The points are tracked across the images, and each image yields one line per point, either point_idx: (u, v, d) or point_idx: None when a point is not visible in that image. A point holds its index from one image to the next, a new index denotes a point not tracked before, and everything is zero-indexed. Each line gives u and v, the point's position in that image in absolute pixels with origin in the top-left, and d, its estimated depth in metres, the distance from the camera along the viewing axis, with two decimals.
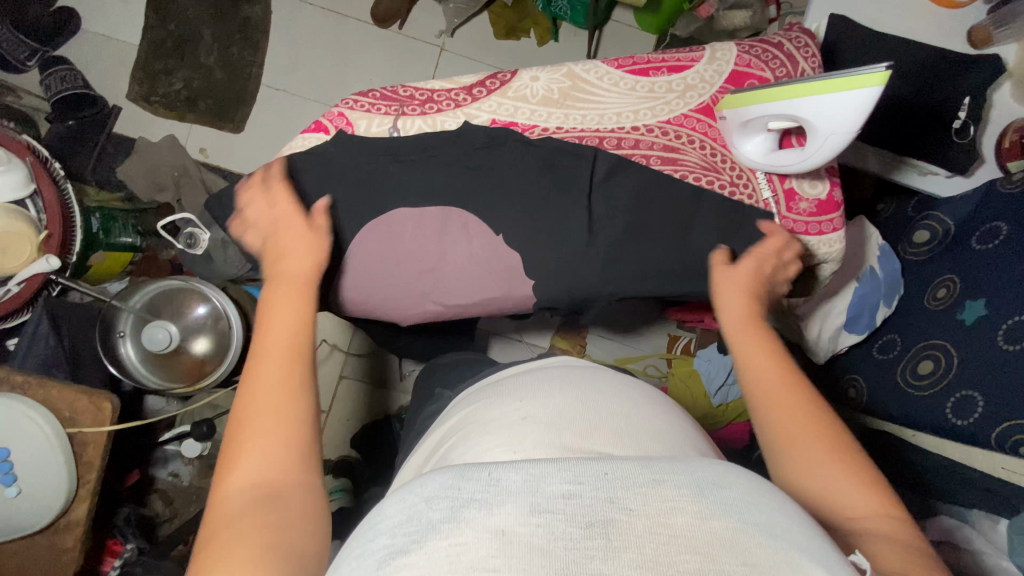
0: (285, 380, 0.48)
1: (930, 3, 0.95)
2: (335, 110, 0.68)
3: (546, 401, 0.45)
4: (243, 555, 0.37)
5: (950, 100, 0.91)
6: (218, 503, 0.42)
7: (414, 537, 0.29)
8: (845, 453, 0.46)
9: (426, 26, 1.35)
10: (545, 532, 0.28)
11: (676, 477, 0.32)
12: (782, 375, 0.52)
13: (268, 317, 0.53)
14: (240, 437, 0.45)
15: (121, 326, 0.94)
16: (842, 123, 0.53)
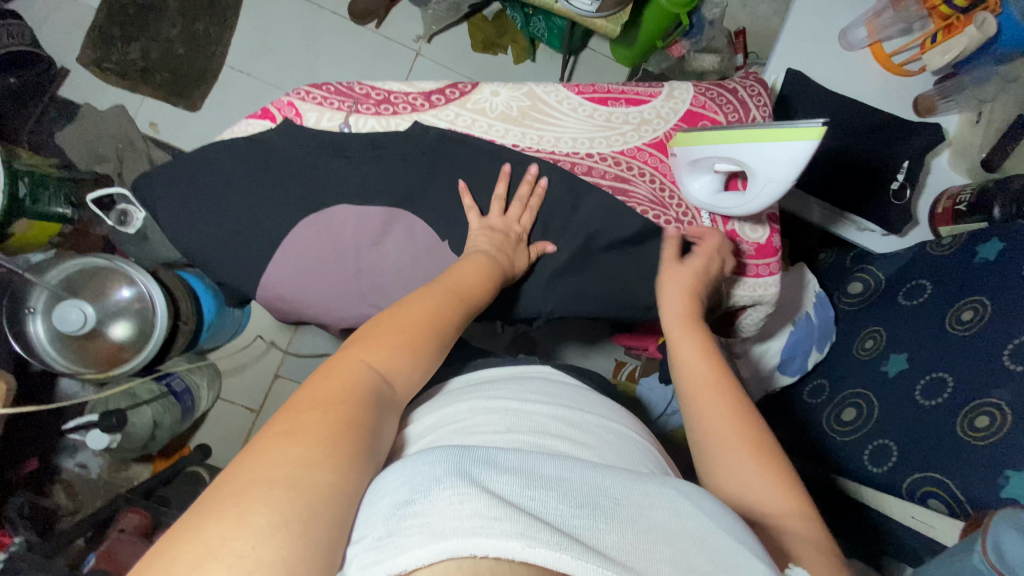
0: (443, 328, 0.51)
1: (883, 70, 1.01)
2: (285, 99, 0.65)
3: (529, 408, 0.51)
4: (331, 420, 0.39)
5: (890, 162, 0.96)
6: (346, 375, 0.43)
7: (417, 490, 0.34)
8: (761, 462, 0.49)
9: (404, 29, 1.34)
10: (539, 502, 0.34)
11: (656, 488, 0.39)
12: (715, 382, 0.55)
13: (453, 273, 0.56)
14: (392, 338, 0.47)
15: (32, 303, 0.86)
16: (778, 171, 0.55)
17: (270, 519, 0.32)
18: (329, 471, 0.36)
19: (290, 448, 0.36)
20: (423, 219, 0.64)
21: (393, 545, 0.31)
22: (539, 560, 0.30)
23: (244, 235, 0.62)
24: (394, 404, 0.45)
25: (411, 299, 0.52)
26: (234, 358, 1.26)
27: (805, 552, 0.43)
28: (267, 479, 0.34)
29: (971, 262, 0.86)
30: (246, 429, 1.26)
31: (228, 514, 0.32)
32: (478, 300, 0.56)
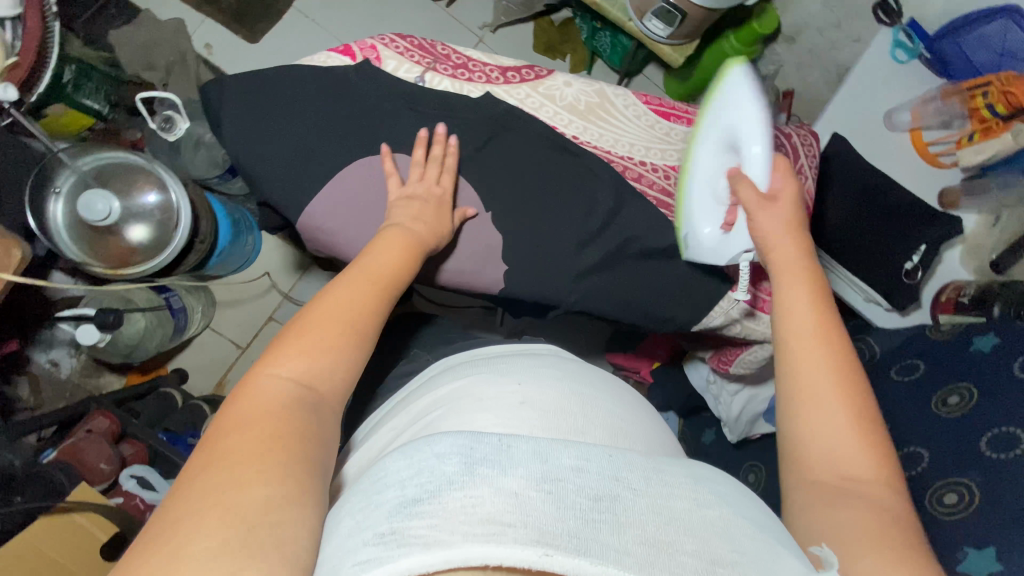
0: (365, 315, 0.49)
1: (918, 157, 1.06)
2: (369, 43, 0.67)
3: (540, 389, 0.52)
4: (263, 433, 0.38)
5: (911, 243, 0.98)
6: (258, 393, 0.41)
7: (427, 491, 0.34)
8: (864, 444, 0.47)
9: (472, 14, 1.37)
10: (556, 495, 0.34)
11: (674, 477, 0.39)
12: (827, 344, 0.52)
13: (371, 258, 0.53)
14: (302, 341, 0.44)
15: (58, 183, 0.87)
16: (734, 105, 0.57)
17: (206, 544, 0.31)
18: (262, 485, 0.35)
19: (217, 478, 0.34)
20: (473, 186, 0.66)
21: (401, 544, 0.31)
22: (557, 566, 0.30)
23: (300, 161, 0.62)
24: (322, 404, 0.43)
25: (331, 291, 0.49)
26: (233, 291, 1.26)
27: (896, 535, 0.41)
28: (195, 511, 0.33)
29: (966, 351, 0.89)
30: (230, 363, 1.25)
31: (156, 558, 0.30)
32: (397, 279, 0.53)
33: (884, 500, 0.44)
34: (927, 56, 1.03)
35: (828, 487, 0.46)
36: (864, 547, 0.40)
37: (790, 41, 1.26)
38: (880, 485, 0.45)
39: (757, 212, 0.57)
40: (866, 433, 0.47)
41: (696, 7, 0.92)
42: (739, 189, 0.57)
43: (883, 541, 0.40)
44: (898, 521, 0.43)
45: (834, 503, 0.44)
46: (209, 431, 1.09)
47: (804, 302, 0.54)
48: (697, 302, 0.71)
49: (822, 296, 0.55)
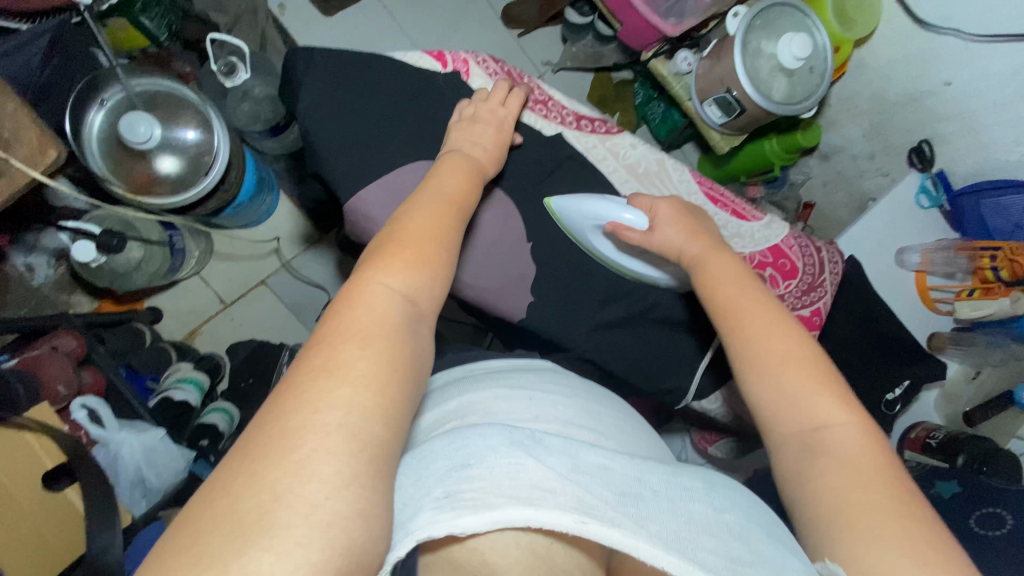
0: (443, 237, 0.50)
1: (919, 297, 1.12)
2: (461, 57, 0.70)
3: (552, 399, 0.54)
4: (359, 357, 0.40)
5: (893, 377, 1.02)
6: (366, 304, 0.43)
7: (472, 459, 0.40)
8: (824, 395, 0.50)
9: (539, 51, 1.41)
10: (582, 481, 0.40)
11: (693, 485, 0.45)
12: (762, 316, 0.54)
13: (440, 184, 0.54)
14: (402, 253, 0.47)
15: (106, 95, 0.85)
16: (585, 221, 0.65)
17: (332, 457, 0.35)
18: (370, 407, 0.38)
19: (332, 389, 0.38)
20: (523, 215, 0.69)
21: (459, 506, 0.37)
22: (590, 532, 0.37)
23: (366, 147, 0.63)
24: (422, 319, 0.46)
25: (410, 213, 0.50)
26: (233, 246, 1.23)
27: (880, 497, 0.45)
28: (315, 423, 0.36)
29: (928, 492, 0.93)
30: (209, 315, 1.22)
31: (286, 461, 0.35)
32: (466, 204, 0.54)
33: (861, 451, 0.48)
34: (949, 208, 1.11)
35: (800, 452, 0.49)
36: (854, 514, 0.44)
37: (824, 158, 1.31)
38: (853, 431, 0.49)
39: (653, 239, 0.61)
40: (827, 386, 0.51)
41: (756, 106, 0.97)
42: (660, 232, 0.61)
43: (874, 497, 0.45)
44: (883, 462, 0.47)
45: (822, 474, 0.47)
46: (170, 379, 1.06)
47: (738, 285, 0.56)
48: (688, 371, 0.76)
49: (746, 276, 0.58)
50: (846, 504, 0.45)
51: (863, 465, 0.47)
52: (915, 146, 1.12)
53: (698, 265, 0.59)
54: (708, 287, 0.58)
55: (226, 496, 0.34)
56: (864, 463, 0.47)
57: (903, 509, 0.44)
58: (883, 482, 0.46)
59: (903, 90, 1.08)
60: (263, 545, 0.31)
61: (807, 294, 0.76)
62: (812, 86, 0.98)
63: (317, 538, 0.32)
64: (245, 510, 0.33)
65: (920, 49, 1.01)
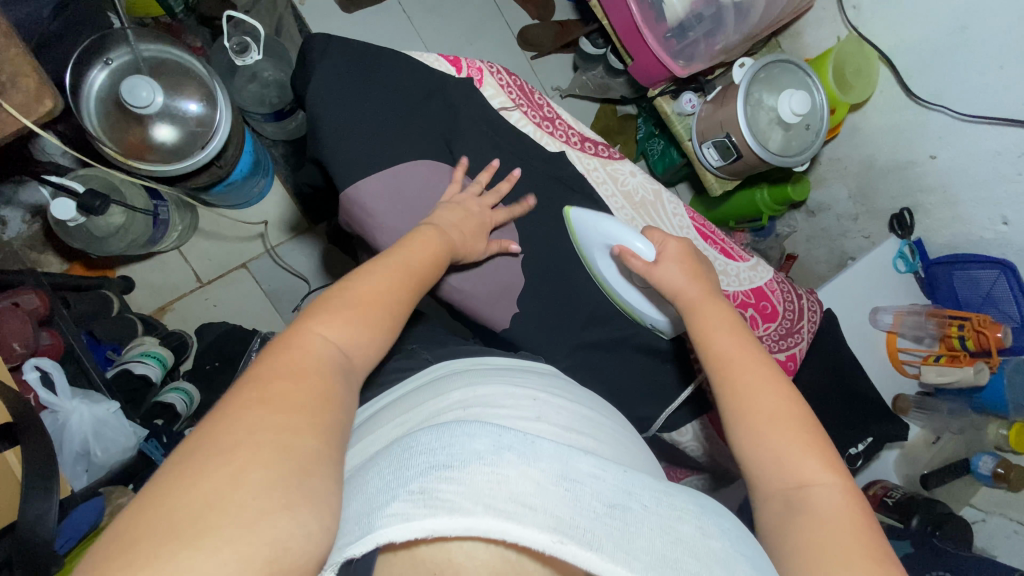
0: (397, 295, 0.52)
1: (891, 361, 1.14)
2: (478, 65, 0.72)
3: (557, 407, 0.52)
4: (288, 407, 0.40)
5: (858, 433, 1.03)
6: (299, 348, 0.45)
7: (456, 459, 0.38)
8: (799, 451, 0.52)
9: (550, 76, 1.44)
10: (574, 492, 0.38)
11: (683, 503, 0.43)
12: (754, 369, 0.56)
13: (407, 245, 0.56)
14: (344, 313, 0.49)
15: (112, 55, 0.84)
16: (602, 235, 0.65)
17: (262, 474, 0.36)
18: (310, 431, 0.40)
19: (272, 415, 0.39)
20: (518, 228, 0.70)
21: (432, 508, 0.36)
22: (567, 554, 0.35)
23: (371, 137, 0.63)
24: (356, 376, 0.47)
25: (364, 273, 0.53)
26: (219, 225, 1.21)
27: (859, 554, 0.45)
28: (247, 441, 0.37)
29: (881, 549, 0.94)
30: (182, 292, 1.19)
31: (212, 475, 0.35)
32: (424, 271, 0.55)
33: (841, 510, 0.48)
34: (922, 274, 1.16)
35: (783, 508, 0.50)
36: (828, 565, 0.45)
37: (809, 214, 1.36)
38: (836, 491, 0.50)
39: (655, 272, 0.62)
40: (801, 438, 0.52)
41: (753, 153, 1.00)
42: (665, 269, 0.62)
43: (849, 556, 0.45)
44: (857, 521, 0.48)
45: (806, 526, 0.47)
46: (131, 352, 1.02)
47: (728, 338, 0.58)
48: (663, 402, 0.76)
49: (740, 327, 0.60)
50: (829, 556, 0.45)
51: (843, 523, 0.47)
52: (896, 214, 1.16)
53: (697, 314, 0.60)
54: (705, 335, 0.59)
55: (147, 509, 0.34)
56: (846, 522, 0.48)
57: (876, 561, 0.45)
58: (855, 538, 0.46)
59: (891, 158, 1.13)
60: (187, 556, 0.32)
61: (785, 338, 0.77)
62: (806, 142, 1.02)
63: (252, 550, 0.33)
64: (174, 520, 0.33)
65: (911, 121, 1.06)
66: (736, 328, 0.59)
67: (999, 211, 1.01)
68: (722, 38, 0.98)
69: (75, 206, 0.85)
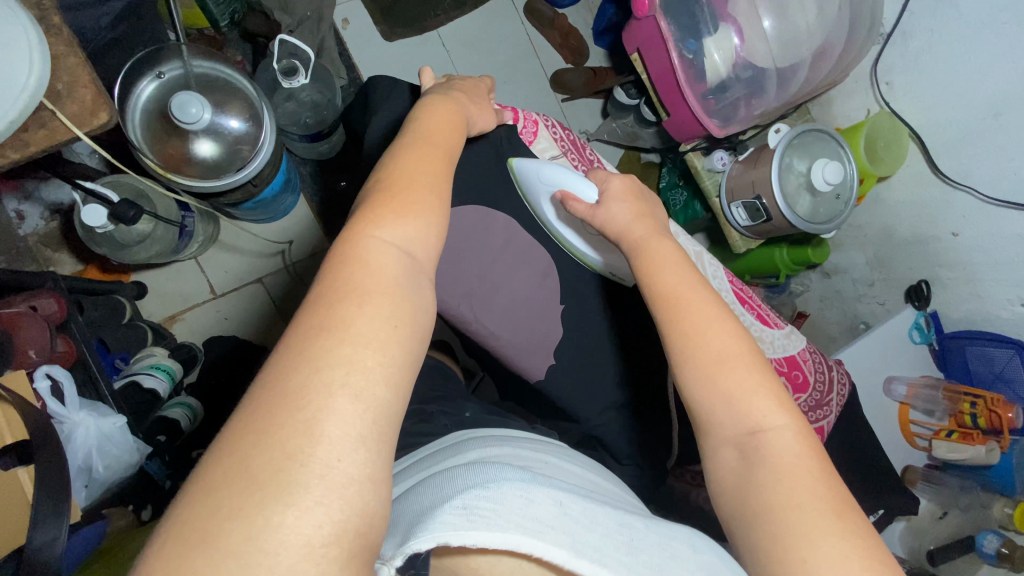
0: (438, 183, 0.49)
1: (902, 434, 1.15)
2: (534, 117, 0.74)
3: (589, 474, 0.53)
4: (354, 331, 0.39)
5: (869, 504, 1.03)
6: (359, 258, 0.43)
7: (490, 479, 0.37)
8: (754, 388, 0.50)
9: (579, 119, 1.47)
10: (594, 517, 0.38)
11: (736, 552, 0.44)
12: (695, 306, 0.53)
13: (425, 130, 0.53)
14: (393, 206, 0.46)
15: (164, 68, 0.84)
16: (546, 181, 0.65)
17: (343, 429, 0.36)
18: (375, 358, 0.39)
19: (344, 350, 0.38)
20: (561, 279, 0.70)
21: (471, 523, 0.35)
22: (583, 571, 0.34)
23: None
24: (421, 272, 0.45)
25: (401, 160, 0.49)
26: (240, 239, 1.20)
27: (809, 503, 0.45)
28: (326, 380, 0.37)
29: None
30: (195, 303, 1.17)
31: (295, 422, 0.35)
32: (452, 149, 0.53)
33: (796, 454, 0.48)
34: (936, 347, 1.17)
35: (736, 459, 0.49)
36: (788, 522, 0.44)
37: (824, 275, 1.37)
38: (788, 433, 0.49)
39: (600, 213, 0.61)
40: (747, 374, 0.51)
41: (782, 217, 1.02)
42: (614, 207, 0.61)
43: (805, 505, 0.45)
44: (814, 467, 0.47)
45: (761, 481, 0.47)
46: (140, 362, 1.01)
47: (676, 272, 0.56)
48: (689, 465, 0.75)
49: (688, 265, 0.57)
50: (781, 508, 0.45)
51: (796, 466, 0.47)
52: (913, 286, 1.18)
53: (643, 260, 0.57)
54: (648, 272, 0.56)
55: (234, 463, 0.34)
56: (801, 468, 0.47)
57: (832, 512, 0.44)
58: (813, 487, 0.46)
59: (912, 230, 1.15)
60: (280, 509, 0.32)
61: (814, 410, 0.77)
62: (835, 210, 1.03)
63: (327, 514, 0.33)
64: (255, 468, 0.34)
65: (934, 198, 1.09)
66: (679, 264, 0.56)
67: (1017, 294, 1.03)
68: (760, 105, 1.02)
69: (106, 214, 0.85)
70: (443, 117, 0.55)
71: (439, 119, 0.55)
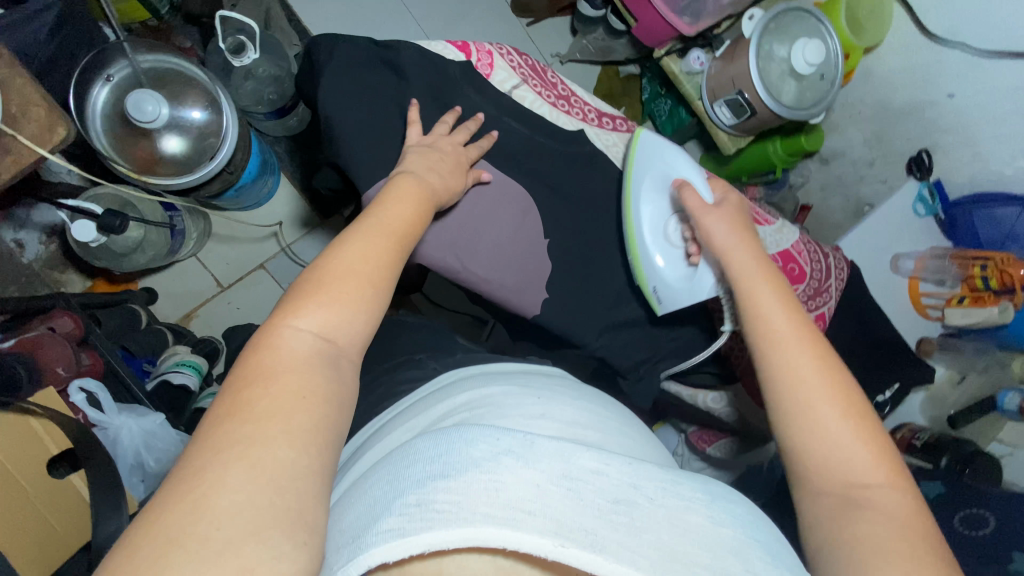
0: (375, 262, 0.47)
1: (915, 310, 1.17)
2: (486, 48, 0.72)
3: (563, 406, 0.48)
4: (265, 415, 0.37)
5: (884, 379, 1.05)
6: (273, 344, 0.41)
7: (453, 468, 0.35)
8: (858, 430, 0.49)
9: (548, 41, 1.40)
10: (574, 488, 0.34)
11: (690, 484, 0.38)
12: (805, 350, 0.53)
13: (385, 212, 0.51)
14: (324, 291, 0.44)
15: (112, 70, 0.83)
16: (664, 166, 0.69)
17: (232, 500, 0.33)
18: (282, 438, 0.37)
19: (246, 430, 0.36)
20: (540, 213, 0.71)
21: (427, 520, 0.32)
22: (570, 560, 0.31)
23: (390, 139, 0.63)
24: (343, 358, 0.43)
25: (349, 240, 0.48)
26: (233, 229, 1.21)
27: (900, 545, 0.43)
28: (219, 462, 0.34)
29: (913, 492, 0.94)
30: (205, 298, 1.20)
31: (184, 503, 0.32)
32: (413, 236, 0.52)
33: (899, 510, 0.46)
34: (942, 217, 1.13)
35: (832, 503, 0.47)
36: (875, 565, 0.42)
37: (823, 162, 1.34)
38: (888, 489, 0.47)
39: (706, 214, 0.64)
40: (849, 408, 0.50)
41: (767, 110, 0.98)
42: (715, 222, 0.63)
43: (895, 553, 0.42)
44: (922, 528, 0.45)
45: (858, 521, 0.45)
46: (165, 362, 1.05)
47: (783, 308, 0.55)
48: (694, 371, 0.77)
49: (793, 302, 0.57)
50: (871, 552, 0.43)
51: (896, 519, 0.45)
52: (914, 157, 1.13)
53: (751, 295, 0.57)
54: (751, 305, 0.57)
55: (131, 537, 0.31)
56: (900, 524, 0.45)
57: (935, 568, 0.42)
58: (915, 541, 0.43)
59: (906, 98, 1.10)
60: None
61: (813, 299, 0.79)
62: (822, 92, 0.99)
63: None
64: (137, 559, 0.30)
65: (926, 61, 1.04)
66: (783, 301, 0.56)
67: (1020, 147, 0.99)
68: None
69: (95, 227, 0.86)
70: (404, 205, 0.52)
71: (405, 204, 0.52)
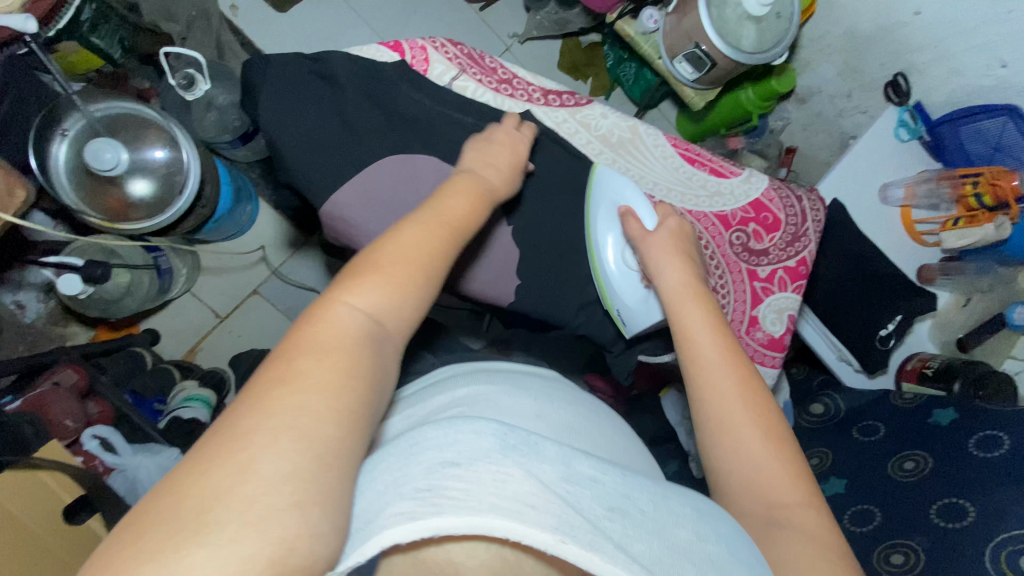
0: (428, 252, 0.48)
1: (909, 236, 1.12)
2: (419, 44, 0.72)
3: (559, 414, 0.50)
4: (313, 384, 0.39)
5: (885, 313, 1.04)
6: (326, 317, 0.43)
7: (463, 456, 0.35)
8: (773, 446, 0.54)
9: (504, 23, 1.37)
10: (573, 490, 0.35)
11: (670, 502, 0.40)
12: (735, 365, 0.57)
13: (444, 202, 0.53)
14: (377, 273, 0.46)
15: (66, 125, 0.84)
16: (615, 196, 0.69)
17: (277, 467, 0.34)
18: (327, 415, 0.38)
19: (288, 397, 0.38)
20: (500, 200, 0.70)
21: (435, 505, 0.32)
22: (568, 555, 0.31)
23: (336, 151, 0.63)
24: (388, 340, 0.45)
25: (407, 230, 0.49)
26: (219, 259, 1.22)
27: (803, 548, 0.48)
28: (270, 427, 0.36)
29: (926, 422, 0.91)
30: (205, 331, 1.22)
31: (233, 461, 0.34)
32: (467, 230, 0.53)
33: (808, 518, 0.51)
34: (928, 138, 1.10)
35: (759, 516, 0.51)
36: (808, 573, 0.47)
37: (800, 101, 1.30)
38: (798, 498, 0.52)
39: (648, 239, 0.65)
40: (762, 420, 0.55)
41: (726, 58, 0.96)
42: (661, 232, 0.65)
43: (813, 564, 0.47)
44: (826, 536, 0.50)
45: (788, 539, 0.49)
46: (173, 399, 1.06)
47: (708, 321, 0.59)
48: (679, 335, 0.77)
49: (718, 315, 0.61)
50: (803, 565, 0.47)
51: (811, 531, 0.50)
52: (890, 82, 1.12)
53: (685, 313, 0.60)
54: (681, 315, 0.60)
55: (184, 480, 0.34)
56: (814, 531, 0.50)
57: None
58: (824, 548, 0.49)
59: (874, 22, 1.06)
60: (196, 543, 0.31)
61: (791, 245, 0.81)
62: (781, 31, 0.96)
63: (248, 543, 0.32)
64: (188, 504, 0.33)
65: None
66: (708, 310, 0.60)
67: (995, 55, 0.96)
68: None
69: (80, 279, 0.88)
70: (463, 194, 0.54)
71: (465, 195, 0.54)
